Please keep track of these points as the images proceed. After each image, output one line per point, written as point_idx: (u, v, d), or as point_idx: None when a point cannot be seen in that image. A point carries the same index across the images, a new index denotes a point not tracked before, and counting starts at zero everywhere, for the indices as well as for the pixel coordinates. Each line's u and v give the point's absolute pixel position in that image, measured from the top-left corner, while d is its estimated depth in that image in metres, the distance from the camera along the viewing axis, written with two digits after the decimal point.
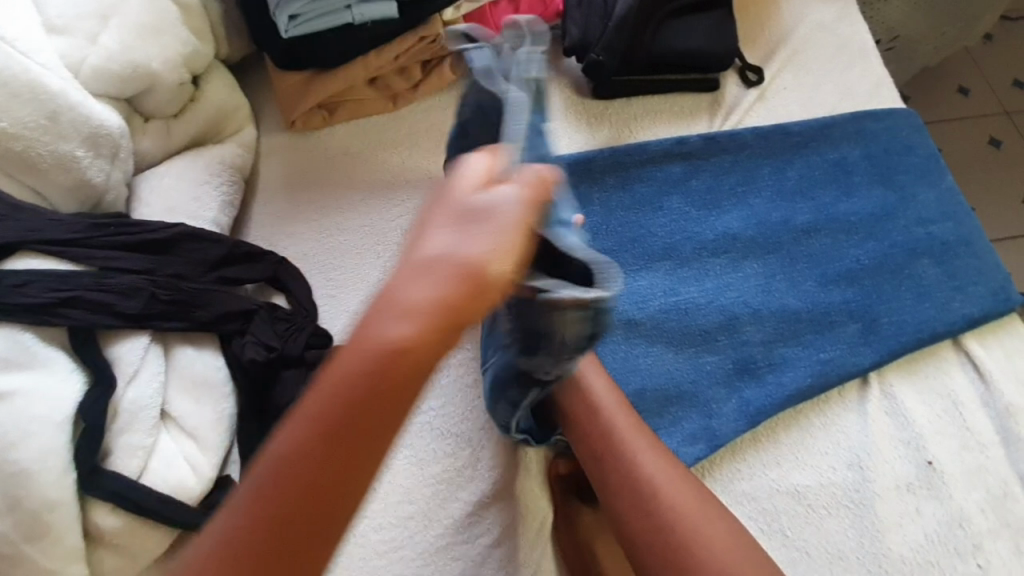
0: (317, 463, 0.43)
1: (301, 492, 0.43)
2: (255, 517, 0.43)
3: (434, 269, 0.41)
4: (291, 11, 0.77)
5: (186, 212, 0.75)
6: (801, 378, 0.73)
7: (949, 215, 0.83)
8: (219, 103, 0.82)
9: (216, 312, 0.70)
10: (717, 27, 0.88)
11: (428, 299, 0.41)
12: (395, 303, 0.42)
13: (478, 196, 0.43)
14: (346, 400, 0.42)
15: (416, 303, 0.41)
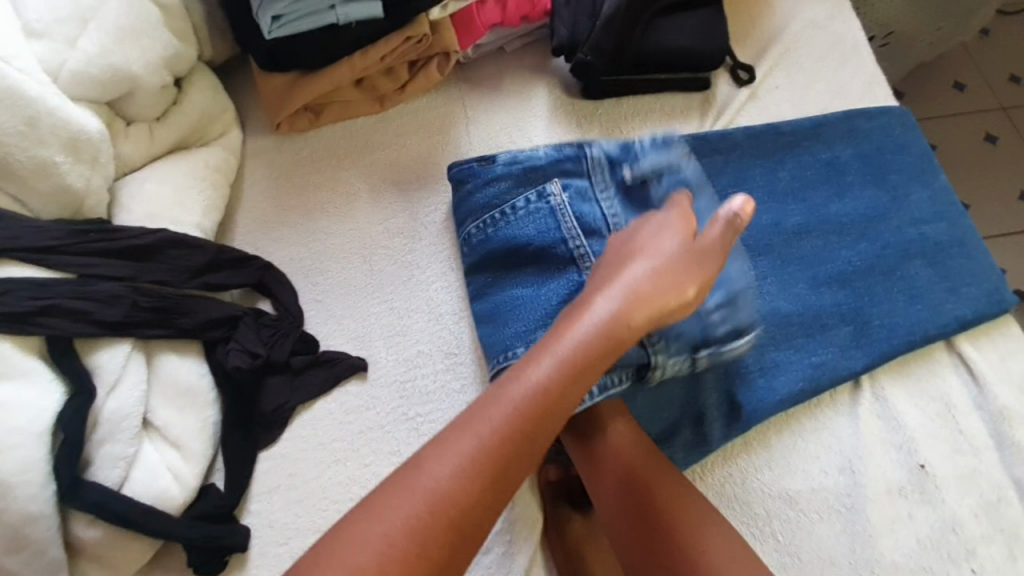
0: (527, 421, 0.56)
1: (512, 448, 0.54)
2: (474, 461, 0.54)
3: (656, 277, 0.62)
4: (274, 11, 0.75)
5: (169, 218, 0.74)
6: (793, 382, 0.72)
7: (943, 216, 0.82)
8: (202, 107, 0.81)
9: (199, 319, 0.69)
10: (707, 26, 0.87)
11: (662, 295, 0.62)
12: (619, 295, 0.61)
13: (681, 229, 0.66)
14: (561, 374, 0.58)
15: (647, 296, 0.61)
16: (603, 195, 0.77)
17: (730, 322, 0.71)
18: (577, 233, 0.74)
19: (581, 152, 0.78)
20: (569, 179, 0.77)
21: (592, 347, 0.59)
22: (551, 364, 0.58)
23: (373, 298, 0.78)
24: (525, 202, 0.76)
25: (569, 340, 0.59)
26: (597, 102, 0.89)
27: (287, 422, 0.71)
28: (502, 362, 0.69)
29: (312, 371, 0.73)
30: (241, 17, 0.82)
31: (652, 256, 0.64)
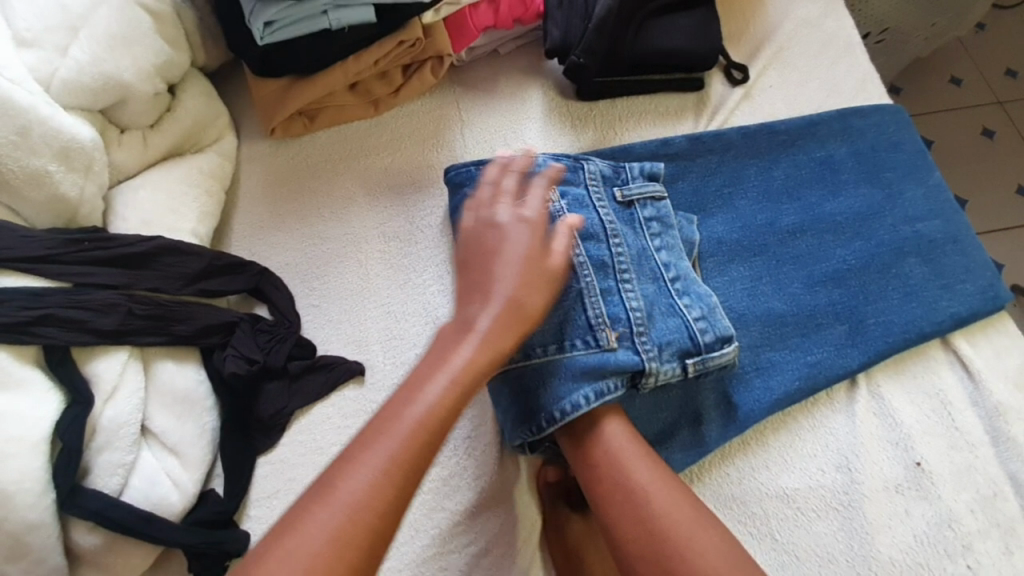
0: (421, 433, 0.53)
1: (418, 463, 0.52)
2: (372, 491, 0.50)
3: (528, 262, 0.61)
4: (266, 17, 0.75)
5: (165, 224, 0.74)
6: (788, 382, 0.73)
7: (938, 213, 0.82)
8: (196, 114, 0.81)
9: (196, 325, 0.69)
10: (700, 26, 0.87)
11: (539, 281, 0.60)
12: (484, 295, 0.59)
13: (490, 227, 0.63)
14: (449, 379, 0.55)
15: (528, 284, 0.60)
16: (599, 205, 0.75)
17: (718, 331, 0.70)
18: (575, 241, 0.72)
19: (580, 164, 0.77)
20: (566, 186, 0.76)
21: (477, 342, 0.57)
22: (442, 370, 0.55)
23: (370, 302, 0.78)
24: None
25: (451, 343, 0.57)
26: (591, 103, 0.89)
27: (285, 426, 0.71)
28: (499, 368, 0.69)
29: (309, 376, 0.73)
30: (233, 22, 0.82)
31: (521, 243, 0.61)
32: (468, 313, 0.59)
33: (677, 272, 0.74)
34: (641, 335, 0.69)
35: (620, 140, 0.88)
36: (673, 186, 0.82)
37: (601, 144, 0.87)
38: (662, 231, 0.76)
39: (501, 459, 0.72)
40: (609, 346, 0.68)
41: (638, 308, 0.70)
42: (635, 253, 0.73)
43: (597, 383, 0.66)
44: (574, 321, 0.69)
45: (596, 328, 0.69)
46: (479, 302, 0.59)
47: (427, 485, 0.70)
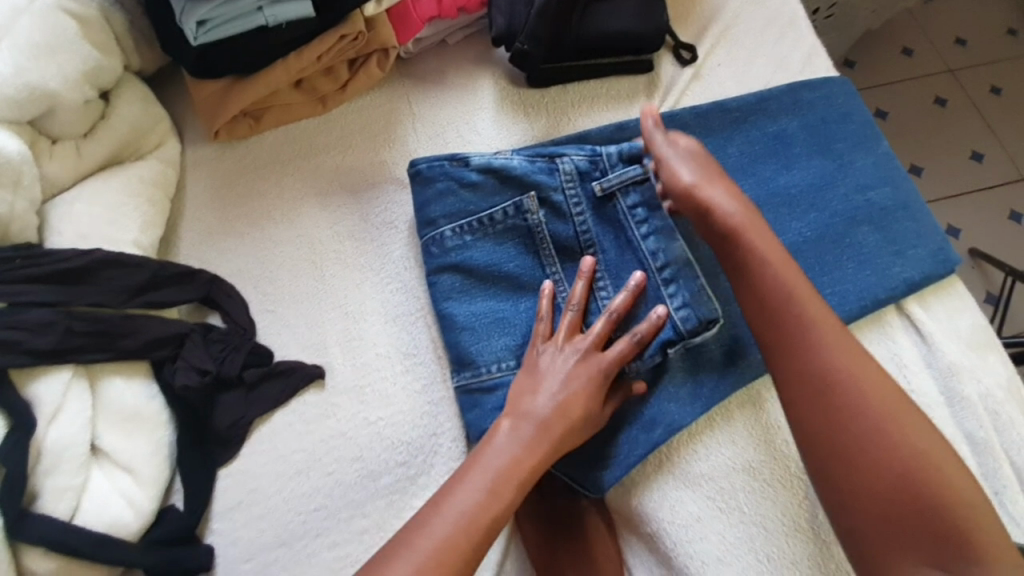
0: (497, 496, 0.59)
1: (489, 520, 0.57)
2: (457, 536, 0.56)
3: (578, 377, 0.65)
4: (199, 16, 0.72)
5: (103, 237, 0.72)
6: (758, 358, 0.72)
7: (888, 180, 0.82)
8: (131, 120, 0.78)
9: (143, 339, 0.67)
10: (644, 6, 0.86)
11: (591, 390, 0.65)
12: (542, 387, 0.65)
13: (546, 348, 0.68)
14: (519, 458, 0.61)
15: (570, 390, 0.65)
16: (576, 211, 0.76)
17: (701, 315, 0.71)
18: (551, 256, 0.75)
19: (554, 164, 0.77)
20: (544, 193, 0.76)
21: (533, 428, 0.63)
22: (498, 454, 0.61)
23: (326, 303, 0.77)
24: (503, 216, 0.76)
25: (508, 435, 0.62)
26: (542, 91, 0.88)
27: (245, 436, 0.69)
28: (491, 372, 0.71)
29: (267, 383, 0.71)
30: (165, 23, 0.79)
31: (574, 364, 0.66)
32: (525, 412, 0.64)
33: (666, 260, 0.73)
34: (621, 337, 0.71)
35: (573, 126, 0.87)
36: None
37: (555, 131, 0.87)
38: (648, 217, 0.75)
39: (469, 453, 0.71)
40: None
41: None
42: (614, 261, 0.75)
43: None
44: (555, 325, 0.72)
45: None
46: (537, 403, 0.64)
47: (394, 486, 0.69)
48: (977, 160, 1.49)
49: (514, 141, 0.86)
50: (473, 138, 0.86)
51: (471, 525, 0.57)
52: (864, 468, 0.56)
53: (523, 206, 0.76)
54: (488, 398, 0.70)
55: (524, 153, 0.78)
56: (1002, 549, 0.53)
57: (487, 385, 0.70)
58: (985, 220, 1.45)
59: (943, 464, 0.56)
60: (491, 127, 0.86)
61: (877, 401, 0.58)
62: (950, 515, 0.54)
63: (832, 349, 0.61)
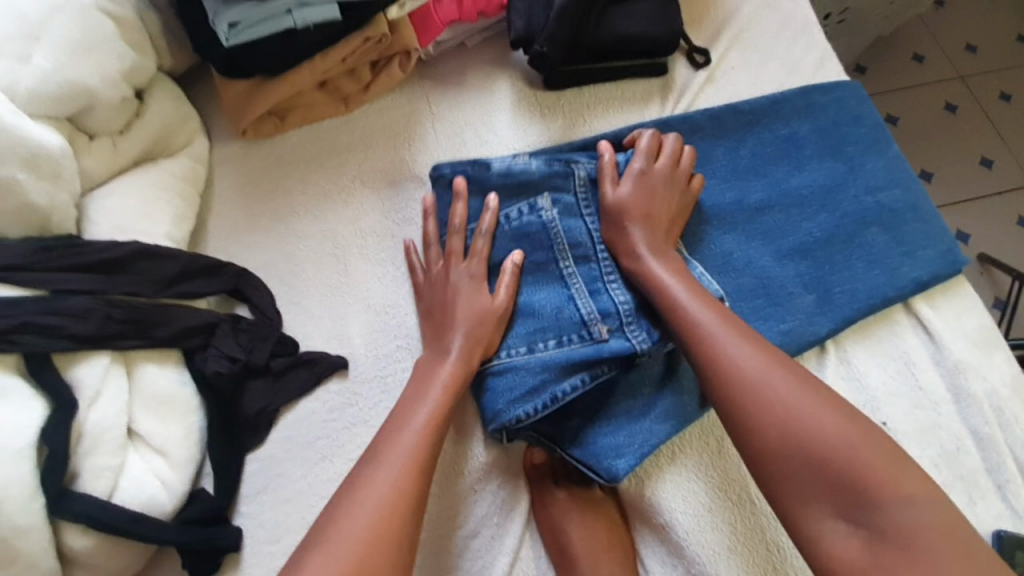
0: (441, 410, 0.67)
1: (435, 429, 0.66)
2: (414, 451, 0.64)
3: (478, 295, 0.73)
4: (230, 18, 0.75)
5: (138, 229, 0.74)
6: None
7: (899, 183, 0.83)
8: (164, 118, 0.81)
9: (176, 328, 0.70)
10: (659, 10, 0.88)
11: (488, 304, 0.73)
12: (451, 310, 0.73)
13: (441, 279, 0.76)
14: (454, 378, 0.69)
15: (469, 353, 0.71)
16: (587, 212, 0.79)
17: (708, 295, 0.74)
18: (566, 252, 0.77)
19: (570, 168, 0.80)
20: (557, 194, 0.79)
21: (457, 350, 0.70)
22: (435, 378, 0.69)
23: (350, 296, 0.79)
24: (518, 214, 0.78)
25: (435, 362, 0.71)
26: (558, 93, 0.91)
27: (271, 423, 0.72)
28: (502, 357, 0.73)
29: (292, 373, 0.74)
30: (197, 24, 0.82)
31: (465, 287, 0.74)
32: (440, 339, 0.72)
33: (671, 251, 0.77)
34: (630, 323, 0.72)
35: (589, 127, 0.90)
36: None
37: (571, 133, 0.89)
38: None
39: (487, 442, 0.73)
40: (602, 337, 0.72)
41: (626, 301, 0.74)
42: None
43: (591, 368, 0.71)
44: (570, 318, 0.74)
45: (590, 323, 0.73)
46: (450, 327, 0.72)
47: None
48: (987, 165, 1.50)
49: (530, 142, 0.88)
50: (491, 137, 0.89)
51: (424, 436, 0.65)
52: (750, 441, 0.60)
53: (535, 202, 0.78)
54: (498, 380, 0.71)
55: (542, 158, 0.81)
56: (906, 489, 0.55)
57: (497, 368, 0.72)
58: (994, 225, 1.46)
59: (829, 420, 0.59)
60: (508, 126, 0.89)
61: (772, 383, 0.61)
62: (845, 466, 0.56)
63: (727, 341, 0.65)
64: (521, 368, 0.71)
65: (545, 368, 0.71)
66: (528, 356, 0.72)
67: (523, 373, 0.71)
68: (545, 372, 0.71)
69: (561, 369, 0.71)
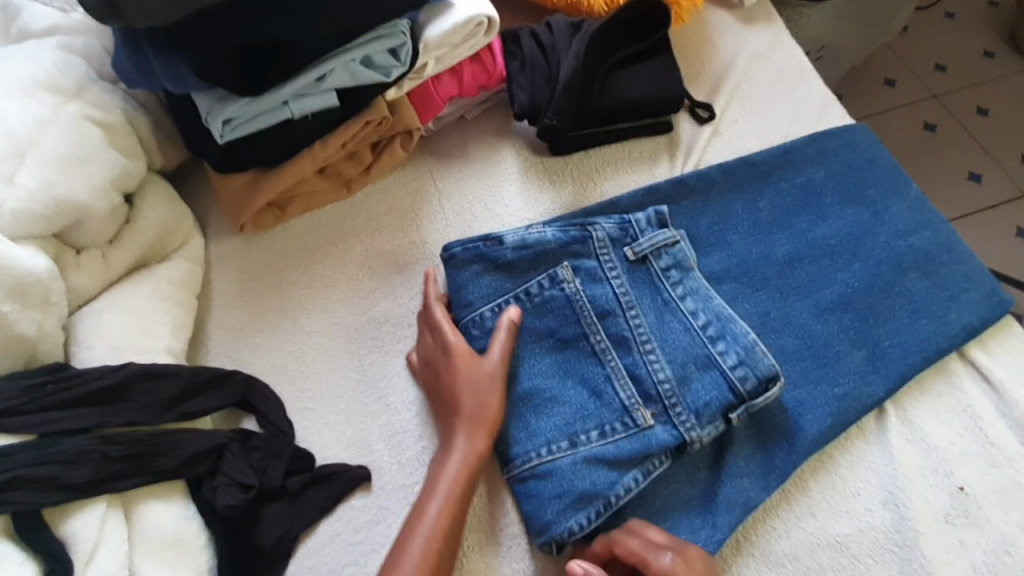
0: (455, 498, 0.62)
1: (452, 518, 0.61)
2: (428, 548, 0.60)
3: (475, 358, 0.68)
4: (225, 116, 0.71)
5: (135, 347, 0.69)
6: (821, 420, 0.69)
7: (928, 226, 0.81)
8: (158, 222, 0.77)
9: (180, 457, 0.63)
10: (660, 71, 0.87)
11: (488, 368, 0.68)
12: (450, 380, 0.68)
13: (436, 345, 0.70)
14: (464, 457, 0.64)
15: (473, 438, 0.65)
16: (612, 275, 0.73)
17: (760, 372, 0.67)
18: (594, 324, 0.71)
19: (587, 232, 0.74)
20: (578, 261, 0.74)
21: (465, 425, 0.66)
22: (448, 459, 0.64)
23: (368, 396, 0.73)
24: (540, 288, 0.73)
25: (447, 439, 0.66)
26: (565, 157, 0.88)
27: (291, 553, 0.64)
28: (543, 456, 0.66)
29: (312, 489, 0.67)
30: (190, 124, 0.78)
31: (462, 351, 0.69)
32: (447, 413, 0.67)
33: (708, 317, 0.71)
34: (675, 407, 0.67)
35: (601, 192, 0.87)
36: None
37: (583, 198, 0.86)
38: (682, 278, 0.74)
39: (533, 552, 0.66)
40: (647, 424, 0.67)
41: (666, 378, 0.68)
42: (655, 323, 0.71)
43: (642, 463, 0.66)
44: (610, 404, 0.68)
45: (631, 409, 0.68)
46: (455, 400, 0.67)
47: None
48: (977, 181, 1.50)
49: (543, 211, 0.85)
50: (504, 212, 0.85)
51: (441, 527, 0.61)
52: None
53: (554, 274, 0.73)
54: (544, 485, 0.65)
55: (557, 224, 0.75)
56: None
57: (540, 472, 0.65)
58: (997, 239, 1.45)
59: None
60: (523, 199, 0.86)
61: None
62: None
63: None
64: (567, 470, 0.65)
65: (591, 466, 0.65)
66: (572, 452, 0.66)
67: (570, 475, 0.65)
68: (593, 469, 0.65)
69: (610, 466, 0.65)
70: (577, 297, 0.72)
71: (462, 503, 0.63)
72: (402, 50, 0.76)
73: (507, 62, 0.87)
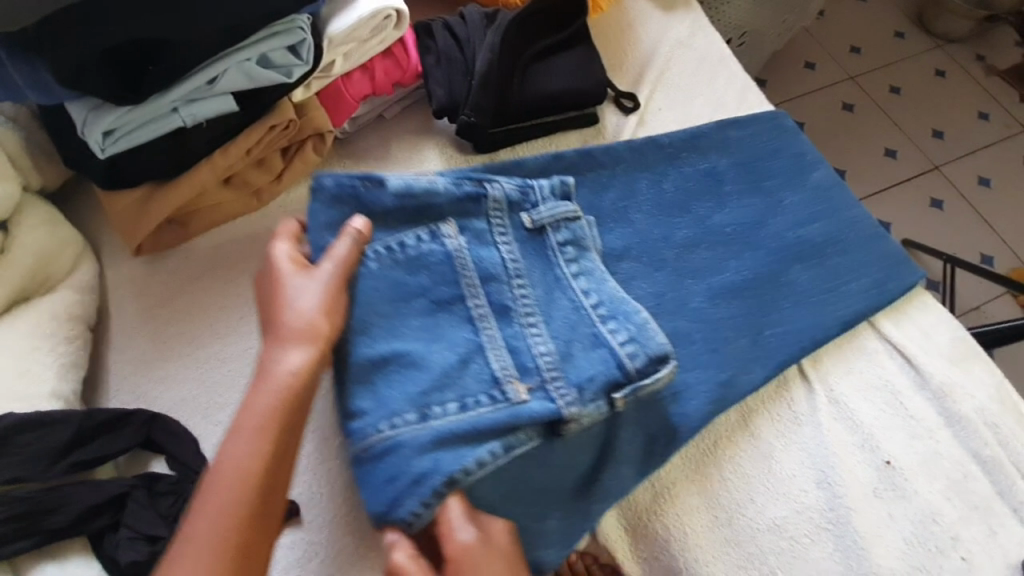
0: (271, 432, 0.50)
1: (272, 457, 0.50)
2: (236, 494, 0.47)
3: (305, 274, 0.58)
4: (103, 128, 0.64)
5: (15, 395, 0.62)
6: (704, 405, 0.69)
7: (831, 215, 0.83)
8: (37, 250, 0.68)
9: (74, 513, 0.57)
10: (581, 62, 0.85)
11: (318, 282, 0.57)
12: (275, 299, 0.56)
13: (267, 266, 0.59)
14: (282, 383, 0.52)
15: (293, 350, 0.53)
16: (501, 240, 0.69)
17: (650, 351, 0.64)
18: (475, 287, 0.66)
19: (482, 189, 0.69)
20: (465, 220, 0.69)
21: (287, 345, 0.53)
22: (262, 387, 0.51)
23: None
24: (418, 242, 0.66)
25: (262, 364, 0.53)
26: (491, 155, 0.85)
27: None
28: (385, 433, 0.57)
29: None
30: (66, 139, 0.70)
31: (292, 269, 0.58)
32: (266, 337, 0.55)
33: (600, 298, 0.68)
34: (555, 379, 0.62)
35: None
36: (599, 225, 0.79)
37: None
38: (578, 256, 0.71)
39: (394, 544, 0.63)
40: (519, 398, 0.61)
41: (547, 351, 0.64)
42: (543, 297, 0.67)
43: (506, 436, 0.59)
44: (477, 376, 0.61)
45: (503, 381, 0.62)
46: (278, 319, 0.55)
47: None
48: (892, 157, 1.58)
49: None
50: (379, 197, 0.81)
51: (251, 471, 0.48)
52: None
53: (438, 233, 0.67)
54: (379, 465, 0.56)
55: (450, 176, 0.70)
56: None
57: (378, 451, 0.57)
58: (911, 212, 1.52)
59: None
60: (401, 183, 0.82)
61: None
62: None
63: None
64: (408, 446, 0.57)
65: (442, 443, 0.57)
66: (421, 426, 0.58)
67: (411, 454, 0.56)
68: (440, 447, 0.57)
69: (464, 442, 0.58)
70: (463, 266, 0.66)
71: (286, 429, 0.51)
72: (302, 47, 0.70)
73: (422, 57, 0.83)
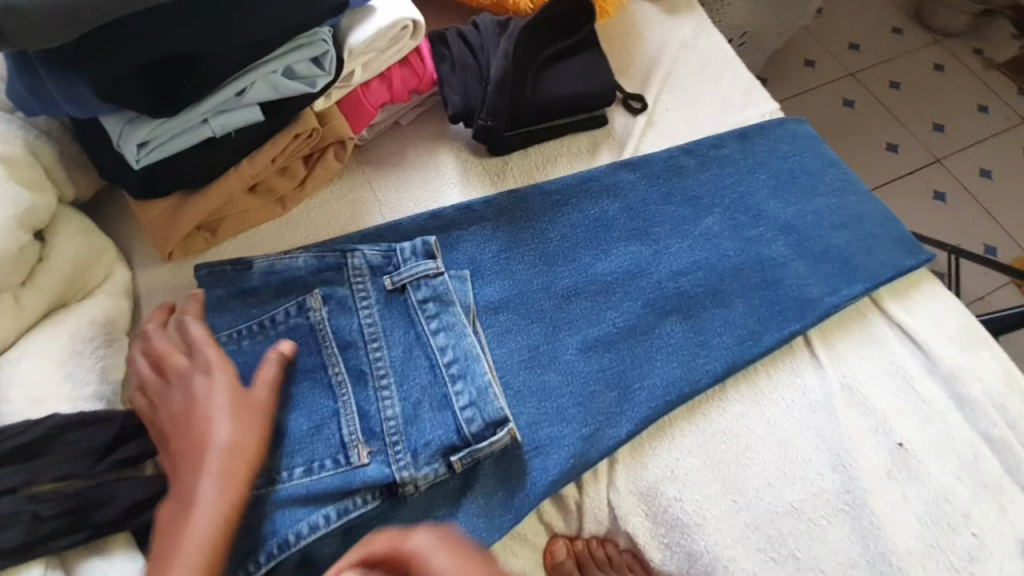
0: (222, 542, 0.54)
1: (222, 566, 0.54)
2: None
3: (225, 396, 0.60)
4: (138, 139, 0.66)
5: (59, 398, 0.64)
6: (564, 461, 0.68)
7: (778, 231, 0.84)
8: (74, 257, 0.71)
9: (122, 507, 0.59)
10: (589, 66, 0.88)
11: (243, 401, 0.60)
12: (209, 414, 0.59)
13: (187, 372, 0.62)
14: (212, 505, 0.55)
15: (226, 476, 0.56)
16: (362, 306, 0.72)
17: (487, 416, 0.66)
18: (335, 355, 0.69)
19: (342, 259, 0.73)
20: (330, 288, 0.72)
21: (215, 464, 0.57)
22: (187, 505, 0.55)
23: None
24: (286, 316, 0.70)
25: (209, 474, 0.56)
26: (504, 159, 0.88)
27: None
28: None
29: None
30: (100, 151, 0.73)
31: (211, 385, 0.60)
32: (189, 455, 0.57)
33: (455, 354, 0.69)
34: (396, 444, 0.65)
35: None
36: (610, 225, 0.83)
37: None
38: (440, 311, 0.72)
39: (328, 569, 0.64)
40: (359, 462, 0.64)
41: (394, 416, 0.66)
42: (401, 359, 0.70)
43: (344, 499, 0.62)
44: (328, 440, 0.65)
45: (349, 446, 0.65)
46: (201, 441, 0.58)
47: None
48: (894, 151, 1.60)
49: None
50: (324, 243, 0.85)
51: None
52: None
53: (314, 295, 0.71)
54: None
55: (314, 249, 0.74)
56: None
57: None
58: (914, 205, 1.54)
59: None
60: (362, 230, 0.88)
61: None
62: None
63: None
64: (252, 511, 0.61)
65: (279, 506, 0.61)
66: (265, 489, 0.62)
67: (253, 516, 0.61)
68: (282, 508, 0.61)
69: (302, 504, 0.62)
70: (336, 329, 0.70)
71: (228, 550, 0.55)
72: (325, 59, 0.73)
73: (437, 64, 0.85)
